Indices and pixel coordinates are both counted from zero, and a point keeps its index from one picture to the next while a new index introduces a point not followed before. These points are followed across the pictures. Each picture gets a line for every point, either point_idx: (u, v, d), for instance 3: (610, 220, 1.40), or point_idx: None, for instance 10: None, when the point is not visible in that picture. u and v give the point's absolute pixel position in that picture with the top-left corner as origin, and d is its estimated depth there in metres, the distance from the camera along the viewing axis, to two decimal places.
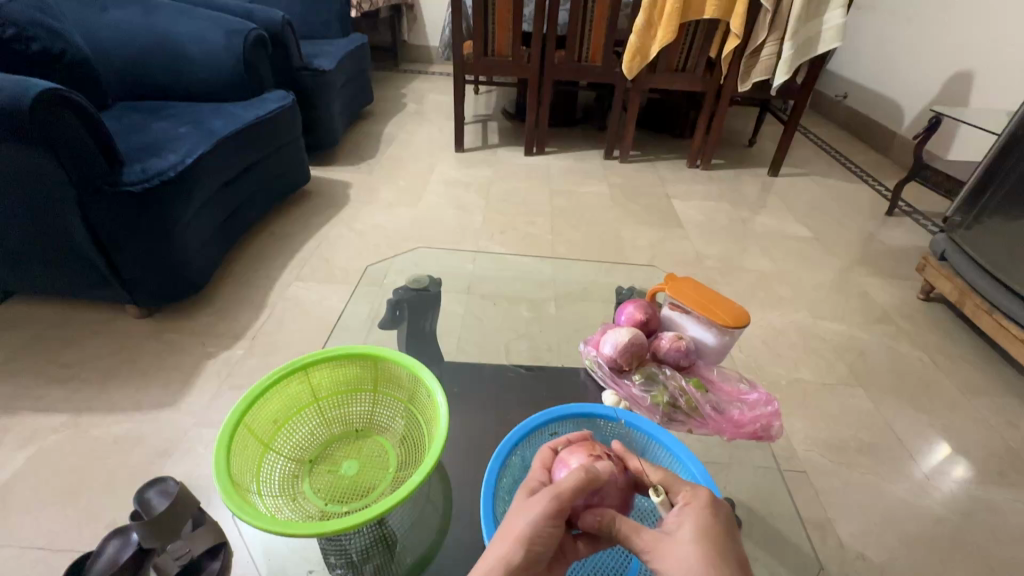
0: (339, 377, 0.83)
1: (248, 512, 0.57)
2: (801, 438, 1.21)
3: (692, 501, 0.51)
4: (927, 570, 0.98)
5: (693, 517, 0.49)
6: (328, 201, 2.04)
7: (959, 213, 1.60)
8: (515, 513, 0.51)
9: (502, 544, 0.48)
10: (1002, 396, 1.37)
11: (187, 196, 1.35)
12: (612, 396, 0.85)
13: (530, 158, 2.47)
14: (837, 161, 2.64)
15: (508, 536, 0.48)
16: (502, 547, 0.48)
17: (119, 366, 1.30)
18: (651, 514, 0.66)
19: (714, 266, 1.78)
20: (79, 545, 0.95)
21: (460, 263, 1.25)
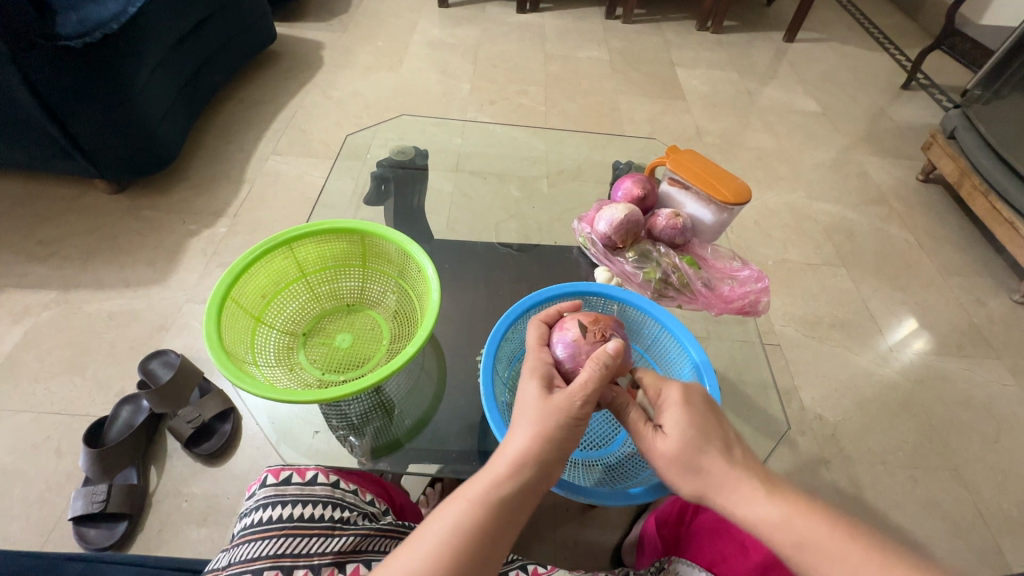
0: (326, 253, 0.81)
1: (246, 380, 0.59)
2: (780, 314, 1.26)
3: (670, 394, 0.54)
4: (875, 427, 1.09)
5: (678, 404, 0.53)
6: (299, 64, 1.84)
7: (980, 87, 1.51)
8: (540, 408, 0.50)
9: (521, 435, 0.49)
10: (976, 276, 1.41)
11: (138, 53, 1.19)
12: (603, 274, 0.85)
13: (522, 16, 2.19)
14: (860, 25, 2.40)
15: (535, 437, 0.49)
16: (522, 440, 0.49)
17: (100, 243, 1.26)
18: None
19: (714, 143, 1.70)
20: (93, 411, 1.00)
21: (447, 137, 1.17)
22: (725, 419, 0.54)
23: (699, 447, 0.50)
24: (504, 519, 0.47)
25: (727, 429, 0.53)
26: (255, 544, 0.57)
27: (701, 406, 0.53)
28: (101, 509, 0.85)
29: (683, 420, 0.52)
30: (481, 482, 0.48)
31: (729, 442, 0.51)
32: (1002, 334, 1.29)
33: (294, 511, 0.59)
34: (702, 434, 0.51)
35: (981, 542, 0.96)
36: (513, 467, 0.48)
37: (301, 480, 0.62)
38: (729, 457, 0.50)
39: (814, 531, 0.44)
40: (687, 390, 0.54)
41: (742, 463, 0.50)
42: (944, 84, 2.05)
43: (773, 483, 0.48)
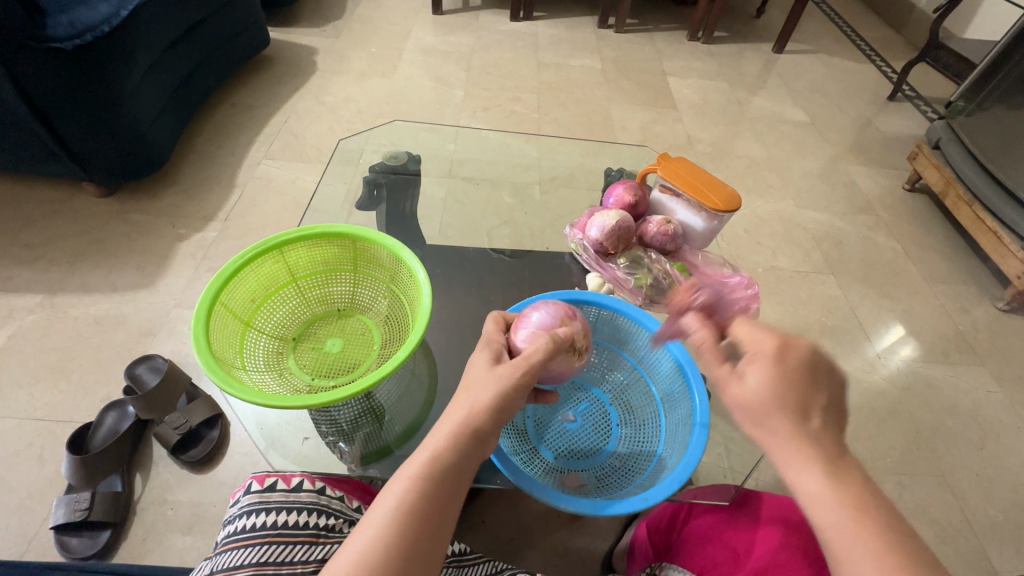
0: (317, 257, 0.81)
1: (234, 386, 0.58)
2: (770, 321, 1.27)
3: (759, 347, 0.50)
4: (863, 433, 1.10)
5: (768, 357, 0.49)
6: (292, 69, 1.84)
7: (963, 99, 1.54)
8: (477, 379, 0.51)
9: (460, 405, 0.49)
10: (961, 284, 1.43)
11: (130, 55, 1.18)
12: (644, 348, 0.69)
13: (516, 24, 2.21)
14: (847, 37, 2.45)
15: (470, 404, 0.49)
16: (456, 410, 0.49)
17: (87, 246, 1.25)
18: (636, 404, 0.73)
19: (705, 151, 1.71)
20: (77, 417, 0.98)
21: (441, 142, 1.17)
22: (823, 389, 0.48)
23: (774, 407, 0.47)
24: (445, 487, 0.47)
25: (819, 396, 0.47)
26: (238, 551, 0.56)
27: (798, 367, 0.48)
28: (83, 517, 0.83)
29: (765, 379, 0.48)
30: (421, 455, 0.47)
31: (812, 410, 0.47)
32: (986, 341, 1.30)
33: (278, 518, 0.59)
34: (781, 397, 0.47)
35: (967, 547, 0.97)
36: (451, 436, 0.48)
37: (286, 487, 0.62)
38: (802, 425, 0.46)
39: (844, 523, 0.42)
40: (782, 347, 0.49)
41: (813, 435, 0.46)
42: (928, 96, 2.09)
43: (838, 465, 0.45)
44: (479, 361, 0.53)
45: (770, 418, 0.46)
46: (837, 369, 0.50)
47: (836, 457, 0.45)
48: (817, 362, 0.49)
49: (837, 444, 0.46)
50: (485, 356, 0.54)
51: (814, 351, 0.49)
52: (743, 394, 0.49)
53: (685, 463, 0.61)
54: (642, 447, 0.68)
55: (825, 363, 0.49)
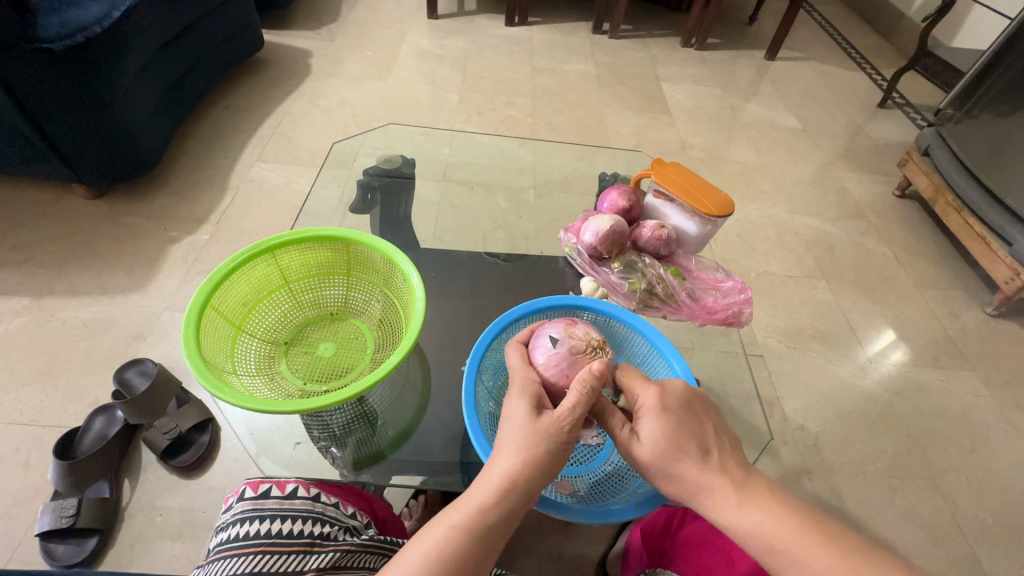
0: (310, 261, 0.80)
1: (225, 390, 0.57)
2: (763, 325, 1.28)
3: (645, 399, 0.53)
4: (855, 437, 1.11)
5: (653, 412, 0.51)
6: (287, 72, 1.83)
7: (952, 106, 1.56)
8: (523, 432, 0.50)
9: (505, 461, 0.48)
10: (950, 289, 1.45)
11: (121, 57, 1.18)
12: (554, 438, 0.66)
13: (511, 29, 2.22)
14: (838, 45, 2.48)
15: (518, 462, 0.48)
16: (499, 466, 0.48)
17: (76, 248, 1.23)
18: None
19: (698, 157, 1.73)
20: (64, 422, 0.96)
21: (435, 147, 1.17)
22: (705, 419, 0.53)
23: (675, 453, 0.50)
24: (483, 546, 0.46)
25: (706, 428, 0.52)
26: (231, 560, 0.55)
27: (679, 409, 0.52)
28: (70, 524, 0.82)
29: (657, 428, 0.51)
30: (461, 510, 0.47)
31: (705, 439, 0.51)
32: (975, 346, 1.32)
33: (271, 526, 0.58)
34: (676, 441, 0.50)
35: (957, 550, 0.97)
36: (493, 490, 0.47)
37: (280, 494, 0.61)
38: (705, 460, 0.50)
39: (791, 545, 0.45)
40: (661, 394, 0.52)
41: (718, 463, 0.50)
42: (917, 104, 2.12)
43: (751, 484, 0.49)
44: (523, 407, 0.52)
45: (673, 456, 0.50)
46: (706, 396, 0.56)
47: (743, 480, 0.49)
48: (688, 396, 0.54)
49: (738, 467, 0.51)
50: (523, 401, 0.52)
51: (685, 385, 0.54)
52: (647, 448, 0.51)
53: None
54: None
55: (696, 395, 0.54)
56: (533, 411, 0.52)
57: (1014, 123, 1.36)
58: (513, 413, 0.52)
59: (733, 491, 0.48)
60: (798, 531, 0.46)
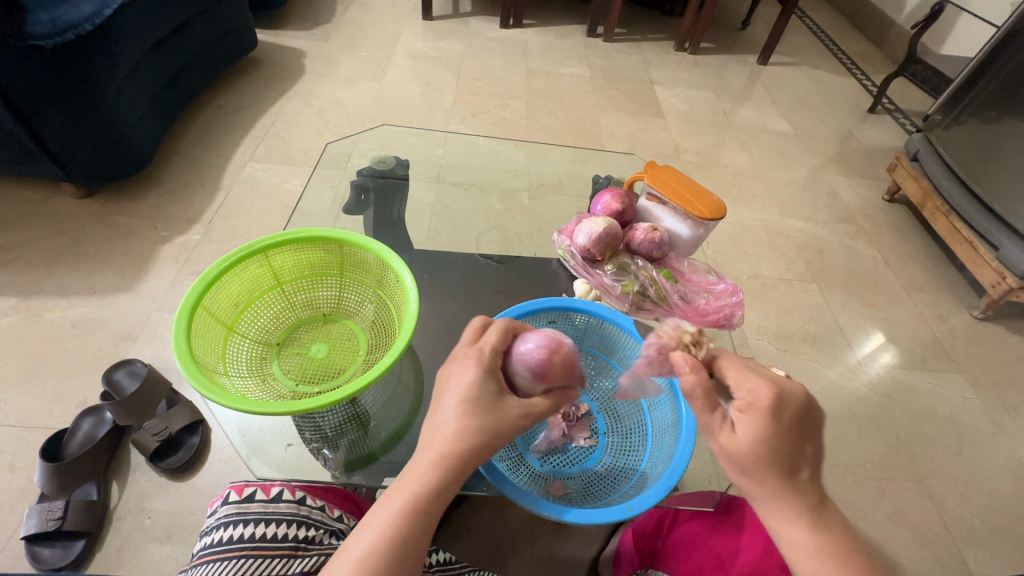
0: (303, 262, 0.80)
1: (215, 392, 0.57)
2: (754, 328, 1.29)
3: (753, 397, 0.47)
4: (844, 438, 1.12)
5: (759, 411, 0.46)
6: (280, 71, 1.83)
7: (940, 113, 1.58)
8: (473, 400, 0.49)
9: (448, 428, 0.48)
10: (938, 293, 1.47)
11: (114, 56, 1.17)
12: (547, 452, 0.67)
13: (506, 32, 2.23)
14: (829, 51, 2.51)
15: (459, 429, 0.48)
16: (438, 440, 0.48)
17: (65, 248, 1.22)
18: (627, 415, 0.73)
19: (691, 160, 1.74)
20: (52, 423, 0.95)
21: (429, 148, 1.17)
22: (808, 441, 0.47)
23: (769, 459, 0.46)
24: (432, 518, 0.46)
25: (804, 450, 0.46)
26: (213, 564, 0.55)
27: (788, 426, 0.46)
28: (57, 527, 0.81)
29: (756, 436, 0.46)
30: (404, 481, 0.47)
31: (801, 462, 0.46)
32: (963, 349, 1.34)
33: (256, 530, 0.58)
34: (768, 451, 0.45)
35: (944, 551, 0.99)
36: (431, 469, 0.47)
37: (265, 498, 0.61)
38: (794, 480, 0.46)
39: (826, 570, 0.44)
40: (779, 399, 0.46)
41: (802, 488, 0.46)
42: (907, 110, 2.15)
43: (819, 513, 0.46)
44: (479, 387, 0.50)
45: (758, 468, 0.46)
46: (823, 415, 0.49)
47: (818, 506, 0.46)
48: (803, 417, 0.47)
49: (821, 495, 0.47)
50: (482, 382, 0.50)
51: (807, 401, 0.48)
52: (733, 445, 0.46)
53: (668, 480, 0.61)
54: (628, 459, 0.68)
55: (809, 415, 0.47)
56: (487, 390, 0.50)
57: (1002, 130, 1.38)
58: (462, 381, 0.50)
59: (810, 514, 0.46)
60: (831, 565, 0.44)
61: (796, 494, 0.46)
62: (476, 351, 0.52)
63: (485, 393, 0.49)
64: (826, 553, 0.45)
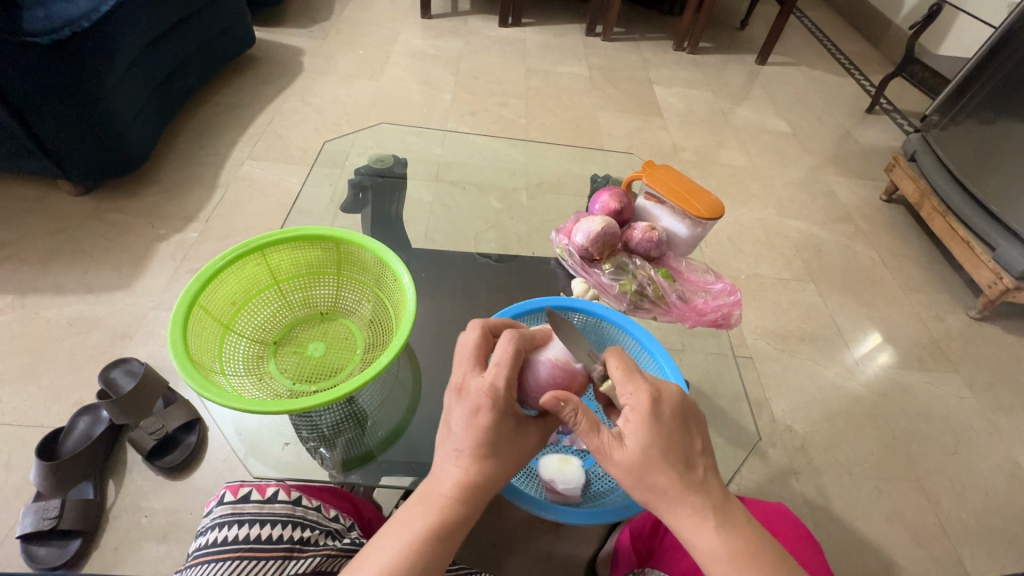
0: (300, 260, 0.80)
1: (211, 390, 0.57)
2: (752, 327, 1.29)
3: (634, 401, 0.47)
4: (842, 438, 1.12)
5: (640, 415, 0.46)
6: (278, 69, 1.82)
7: (937, 113, 1.59)
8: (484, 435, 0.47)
9: (461, 462, 0.48)
10: (935, 293, 1.47)
11: (109, 53, 1.16)
12: (556, 458, 0.65)
13: (505, 30, 2.22)
14: (828, 51, 2.51)
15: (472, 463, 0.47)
16: (459, 467, 0.48)
17: (61, 246, 1.21)
18: None
19: (689, 159, 1.74)
20: (48, 421, 0.95)
21: (427, 147, 1.17)
22: (694, 434, 0.48)
23: (661, 463, 0.45)
24: (451, 546, 0.47)
25: (692, 445, 0.47)
26: (208, 565, 0.54)
27: (672, 423, 0.46)
28: (52, 525, 0.81)
29: (645, 437, 0.45)
30: (423, 514, 0.47)
31: (692, 458, 0.47)
32: (959, 348, 1.34)
33: (250, 531, 0.57)
34: (660, 455, 0.45)
35: (940, 550, 0.99)
36: (448, 498, 0.47)
37: (260, 498, 0.60)
38: (688, 478, 0.46)
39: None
40: (655, 398, 0.47)
41: (700, 483, 0.46)
42: (905, 110, 2.15)
43: (725, 512, 0.46)
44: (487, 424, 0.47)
45: (655, 476, 0.45)
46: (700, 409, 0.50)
47: (723, 506, 0.46)
48: (685, 412, 0.48)
49: (721, 491, 0.47)
50: (503, 419, 0.48)
51: (684, 397, 0.48)
52: (629, 455, 0.46)
53: None
54: None
55: (687, 408, 0.48)
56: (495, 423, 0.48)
57: (999, 130, 1.38)
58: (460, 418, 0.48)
59: (710, 514, 0.45)
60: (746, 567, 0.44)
61: (694, 496, 0.46)
62: (489, 389, 0.48)
63: (506, 429, 0.49)
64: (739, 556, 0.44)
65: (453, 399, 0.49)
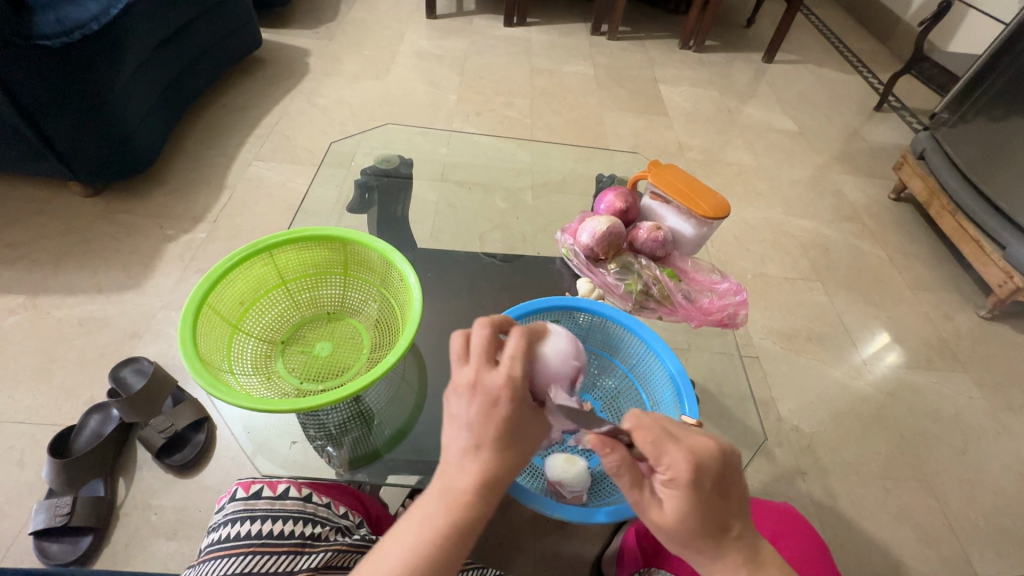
0: (307, 260, 0.80)
1: (220, 389, 0.57)
2: (759, 327, 1.29)
3: (674, 472, 0.42)
4: (849, 438, 1.12)
5: (679, 486, 0.42)
6: (285, 70, 1.83)
7: (947, 111, 1.57)
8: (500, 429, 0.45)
9: (478, 457, 0.45)
10: (944, 292, 1.46)
11: (119, 56, 1.17)
12: (562, 458, 0.64)
13: (510, 30, 2.22)
14: (835, 48, 2.50)
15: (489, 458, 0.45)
16: (475, 463, 0.45)
17: (72, 246, 1.23)
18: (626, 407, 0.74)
19: (695, 158, 1.73)
20: (59, 420, 0.96)
21: (433, 147, 1.17)
22: (733, 496, 0.44)
23: (691, 532, 0.43)
24: (467, 541, 0.45)
25: (729, 508, 0.43)
26: (220, 561, 0.55)
27: (708, 490, 0.42)
28: (64, 522, 0.82)
29: (683, 507, 0.42)
30: (439, 510, 0.45)
31: (729, 522, 0.43)
32: (969, 348, 1.33)
33: (262, 527, 0.58)
34: (698, 522, 0.42)
35: (949, 551, 0.98)
36: (466, 495, 0.45)
37: (271, 494, 0.61)
38: (724, 542, 0.43)
39: None
40: (697, 470, 0.42)
41: (736, 547, 0.44)
42: (913, 107, 2.14)
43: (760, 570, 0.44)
44: (504, 416, 0.45)
45: (691, 537, 0.43)
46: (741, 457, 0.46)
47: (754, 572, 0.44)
48: (727, 471, 0.43)
49: (755, 551, 0.44)
50: (518, 412, 0.46)
51: (726, 453, 0.43)
52: (664, 519, 0.44)
53: None
54: None
55: (729, 466, 0.44)
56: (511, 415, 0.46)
57: (1010, 127, 1.37)
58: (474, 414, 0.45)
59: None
60: None
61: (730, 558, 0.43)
62: (507, 383, 0.46)
63: (523, 420, 0.47)
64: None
65: (463, 394, 0.46)
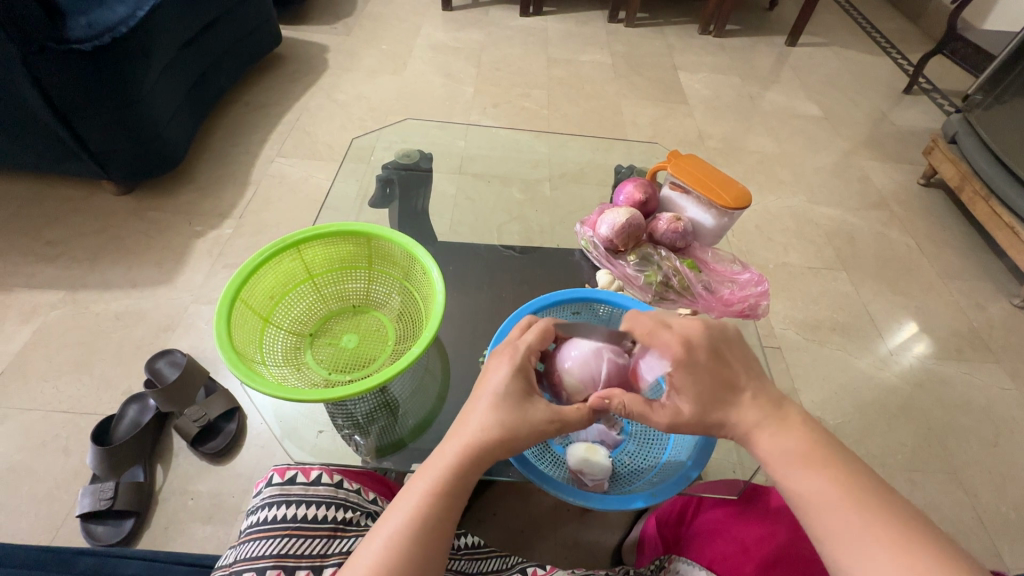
0: (334, 254, 0.82)
1: (256, 380, 0.60)
2: (781, 317, 1.27)
3: (670, 354, 0.54)
4: (874, 430, 1.10)
5: (680, 365, 0.53)
6: (304, 67, 1.86)
7: (980, 93, 1.51)
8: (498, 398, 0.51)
9: (476, 421, 0.50)
10: (977, 281, 1.42)
11: (147, 58, 1.21)
12: (584, 446, 0.65)
13: (526, 20, 2.21)
14: (863, 29, 2.42)
15: (482, 425, 0.50)
16: (475, 427, 0.50)
17: (107, 243, 1.28)
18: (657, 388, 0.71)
19: (715, 147, 1.71)
20: (101, 409, 1.01)
21: (451, 140, 1.18)
22: (730, 362, 0.54)
23: (713, 397, 0.53)
24: (455, 509, 0.48)
25: (734, 372, 0.54)
26: (258, 543, 0.58)
27: (705, 359, 0.54)
28: (109, 506, 0.86)
29: (691, 385, 0.53)
30: (432, 474, 0.49)
31: (737, 385, 0.53)
32: (1001, 337, 1.29)
33: (297, 511, 0.61)
34: (709, 391, 0.53)
35: (978, 544, 0.97)
36: (460, 460, 0.49)
37: (305, 480, 0.63)
38: (740, 396, 0.53)
39: (810, 470, 0.49)
40: (687, 345, 0.54)
41: (753, 402, 0.53)
42: (945, 89, 2.06)
43: (783, 416, 0.53)
44: (508, 385, 0.51)
45: (712, 399, 0.52)
46: (728, 331, 0.57)
47: (776, 411, 0.53)
48: (716, 341, 0.55)
49: (773, 399, 0.54)
50: (514, 378, 0.52)
51: (707, 328, 0.56)
52: (685, 406, 0.53)
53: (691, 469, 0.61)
54: (651, 449, 0.68)
55: (717, 337, 0.56)
56: (513, 388, 0.51)
57: None
58: (484, 382, 0.53)
59: (772, 420, 0.52)
60: (811, 460, 0.49)
61: (756, 406, 0.53)
62: (511, 348, 0.55)
63: (517, 389, 0.51)
64: (810, 455, 0.50)
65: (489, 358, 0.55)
